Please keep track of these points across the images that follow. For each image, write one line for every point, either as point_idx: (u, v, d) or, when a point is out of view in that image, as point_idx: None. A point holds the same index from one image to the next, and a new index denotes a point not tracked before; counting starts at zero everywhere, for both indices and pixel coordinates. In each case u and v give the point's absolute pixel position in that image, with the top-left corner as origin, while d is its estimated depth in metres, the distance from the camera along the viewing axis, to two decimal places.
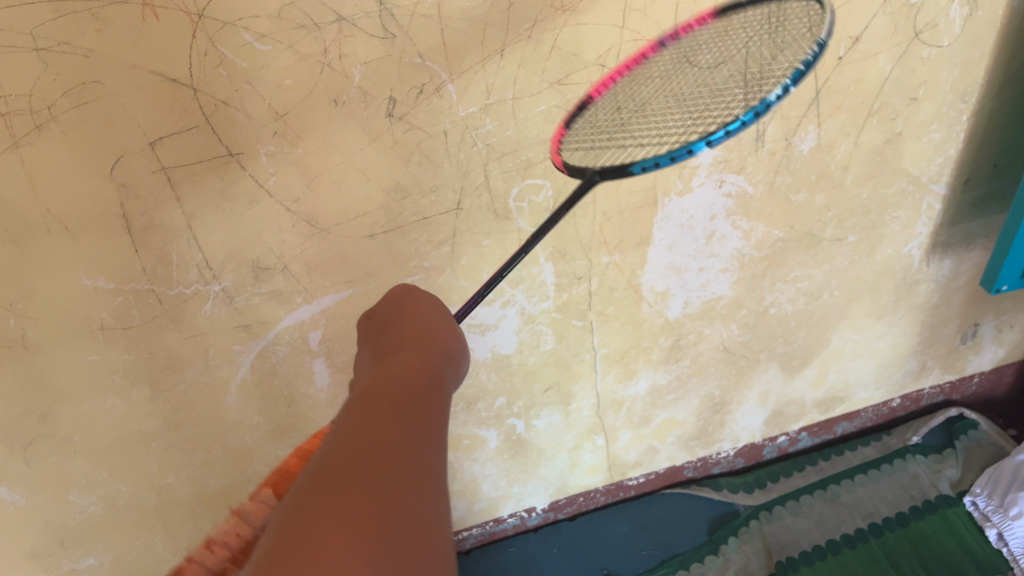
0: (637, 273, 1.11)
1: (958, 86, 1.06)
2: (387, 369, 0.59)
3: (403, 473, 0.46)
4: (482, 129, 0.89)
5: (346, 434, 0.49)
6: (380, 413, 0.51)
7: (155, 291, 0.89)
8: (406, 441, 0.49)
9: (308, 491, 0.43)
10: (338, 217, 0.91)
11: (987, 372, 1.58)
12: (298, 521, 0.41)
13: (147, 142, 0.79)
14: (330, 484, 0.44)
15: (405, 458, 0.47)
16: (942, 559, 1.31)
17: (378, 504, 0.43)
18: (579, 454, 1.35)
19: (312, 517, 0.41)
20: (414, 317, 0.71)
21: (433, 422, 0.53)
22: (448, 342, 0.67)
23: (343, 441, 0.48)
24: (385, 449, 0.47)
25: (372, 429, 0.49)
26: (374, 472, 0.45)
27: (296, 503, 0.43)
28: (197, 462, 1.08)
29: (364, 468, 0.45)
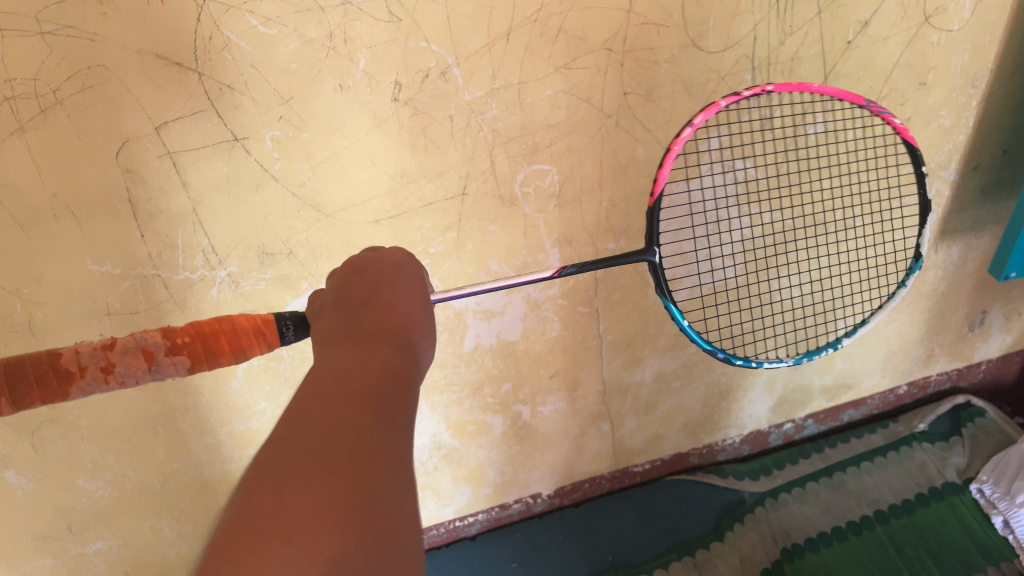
0: (643, 260, 1.10)
1: (967, 71, 1.05)
2: (357, 352, 0.55)
3: (366, 460, 0.44)
4: (488, 114, 0.88)
5: (310, 418, 0.46)
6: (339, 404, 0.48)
7: (161, 276, 0.89)
8: (371, 428, 0.46)
9: (265, 478, 0.41)
10: (344, 202, 0.91)
11: (994, 360, 1.58)
12: (252, 514, 0.39)
13: (152, 127, 0.78)
14: (288, 472, 0.42)
15: (369, 446, 0.45)
16: (949, 546, 1.31)
17: (338, 495, 0.41)
18: (585, 441, 1.35)
19: (266, 509, 0.39)
20: (389, 288, 0.66)
21: (400, 412, 0.50)
22: (426, 321, 0.64)
23: (305, 426, 0.45)
24: (348, 436, 0.45)
25: (336, 415, 0.47)
26: (335, 461, 0.43)
27: (240, 501, 0.40)
28: (204, 448, 1.08)
29: (326, 456, 0.43)
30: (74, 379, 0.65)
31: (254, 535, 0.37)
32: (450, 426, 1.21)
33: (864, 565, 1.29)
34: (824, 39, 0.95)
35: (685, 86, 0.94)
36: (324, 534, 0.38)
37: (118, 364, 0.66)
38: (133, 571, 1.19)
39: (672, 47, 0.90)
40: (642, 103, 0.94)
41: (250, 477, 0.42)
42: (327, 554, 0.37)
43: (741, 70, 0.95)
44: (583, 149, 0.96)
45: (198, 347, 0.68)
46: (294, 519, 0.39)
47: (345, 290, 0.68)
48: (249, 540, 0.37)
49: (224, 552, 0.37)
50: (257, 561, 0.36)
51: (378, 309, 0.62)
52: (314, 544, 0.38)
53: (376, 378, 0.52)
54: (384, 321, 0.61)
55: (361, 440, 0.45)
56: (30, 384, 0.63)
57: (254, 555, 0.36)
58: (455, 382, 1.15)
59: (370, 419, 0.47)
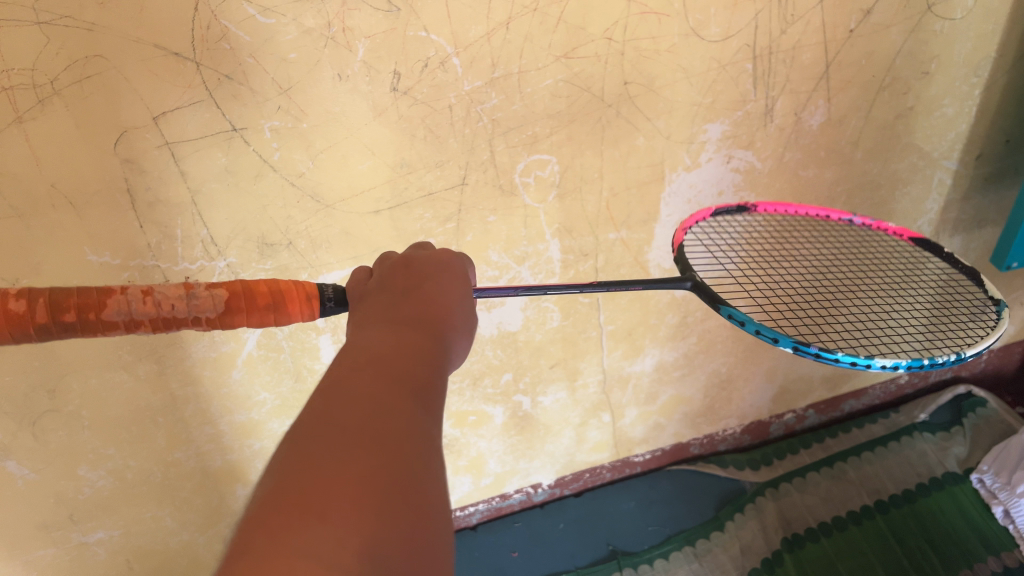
0: (644, 250, 1.11)
1: (970, 59, 1.04)
2: (391, 336, 0.54)
3: (402, 447, 0.43)
4: (487, 104, 0.88)
5: (348, 396, 0.46)
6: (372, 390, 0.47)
7: (161, 267, 0.89)
8: (409, 414, 0.46)
9: (301, 453, 0.41)
10: (343, 192, 0.91)
11: (996, 350, 1.58)
12: (288, 492, 0.38)
13: (151, 117, 0.78)
14: (325, 450, 0.41)
15: (405, 432, 0.44)
16: (949, 536, 1.30)
17: (373, 480, 0.40)
18: (586, 431, 1.35)
19: (302, 488, 0.39)
20: (428, 275, 0.65)
21: (432, 402, 0.49)
22: (469, 311, 0.63)
23: (343, 404, 0.45)
24: (380, 422, 0.44)
25: (373, 400, 0.46)
26: (372, 445, 0.42)
27: (271, 479, 0.40)
28: (205, 438, 1.08)
29: (364, 439, 0.42)
30: (112, 294, 0.64)
31: (289, 516, 0.37)
32: (450, 416, 1.21)
33: (864, 554, 1.29)
34: (826, 27, 0.94)
35: (686, 75, 0.94)
36: (357, 522, 0.38)
37: (157, 287, 0.66)
38: (135, 559, 1.20)
39: (673, 36, 0.89)
40: (643, 92, 0.93)
41: (284, 452, 0.42)
42: (358, 544, 0.37)
43: (743, 58, 0.94)
44: (583, 139, 0.95)
45: (239, 286, 0.69)
46: (329, 504, 0.38)
47: (390, 274, 0.66)
48: (281, 525, 0.36)
49: (253, 536, 0.36)
50: (290, 544, 0.36)
51: (422, 297, 0.61)
52: (347, 531, 0.37)
53: (416, 364, 0.51)
54: (428, 306, 0.60)
55: (397, 425, 0.44)
56: (71, 293, 0.63)
57: (288, 538, 0.36)
58: (455, 371, 1.14)
59: (407, 405, 0.47)
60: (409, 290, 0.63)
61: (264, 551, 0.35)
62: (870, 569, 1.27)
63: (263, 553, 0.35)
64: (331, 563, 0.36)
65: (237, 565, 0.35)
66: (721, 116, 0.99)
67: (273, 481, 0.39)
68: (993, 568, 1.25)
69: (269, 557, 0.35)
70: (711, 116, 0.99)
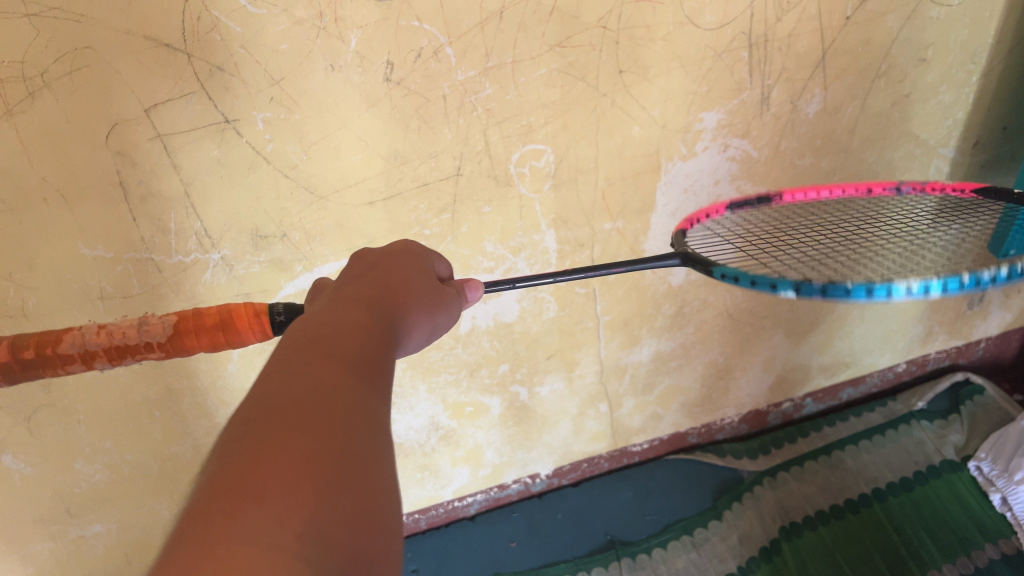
0: (640, 240, 1.10)
1: (967, 46, 1.04)
2: (339, 315, 0.55)
3: (346, 426, 0.43)
4: (481, 94, 0.87)
5: (292, 381, 0.46)
6: (323, 366, 0.47)
7: (155, 260, 0.89)
8: (351, 396, 0.46)
9: (239, 434, 0.40)
10: (337, 183, 0.90)
11: (994, 337, 1.57)
12: (226, 472, 0.38)
13: (142, 109, 0.78)
14: (271, 430, 0.41)
15: (344, 411, 0.44)
16: (947, 524, 1.31)
17: (313, 458, 0.40)
18: (583, 421, 1.35)
19: (243, 468, 0.38)
20: (385, 265, 0.66)
21: (382, 381, 0.50)
22: (419, 293, 0.64)
23: (283, 387, 0.45)
24: (328, 399, 0.45)
25: (322, 380, 0.46)
26: (319, 422, 0.43)
27: (223, 448, 0.40)
28: (200, 431, 1.08)
29: (306, 420, 0.42)
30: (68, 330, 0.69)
31: (227, 496, 0.37)
32: (447, 407, 1.21)
33: (862, 543, 1.29)
34: (822, 14, 0.94)
35: (681, 63, 0.93)
36: (297, 499, 0.38)
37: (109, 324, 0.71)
38: (134, 553, 1.20)
39: (668, 24, 0.89)
40: (638, 81, 0.93)
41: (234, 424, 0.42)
42: (299, 521, 0.37)
43: (738, 46, 0.94)
44: (579, 129, 0.95)
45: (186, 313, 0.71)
46: (269, 480, 0.38)
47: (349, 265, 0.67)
48: (230, 500, 0.37)
49: (204, 512, 0.36)
50: (231, 523, 0.36)
51: (372, 284, 0.62)
52: (287, 508, 0.37)
53: (359, 343, 0.51)
54: (374, 290, 0.60)
55: (338, 405, 0.44)
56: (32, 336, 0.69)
57: (228, 517, 0.36)
58: (452, 363, 1.14)
59: (348, 384, 0.47)
60: (357, 278, 0.63)
61: (204, 532, 0.35)
62: (868, 557, 1.27)
63: (201, 534, 0.35)
64: (271, 539, 0.36)
65: (179, 545, 0.34)
66: (717, 105, 0.99)
67: (211, 465, 0.39)
68: (991, 555, 1.25)
69: (217, 529, 0.35)
70: (707, 105, 0.98)
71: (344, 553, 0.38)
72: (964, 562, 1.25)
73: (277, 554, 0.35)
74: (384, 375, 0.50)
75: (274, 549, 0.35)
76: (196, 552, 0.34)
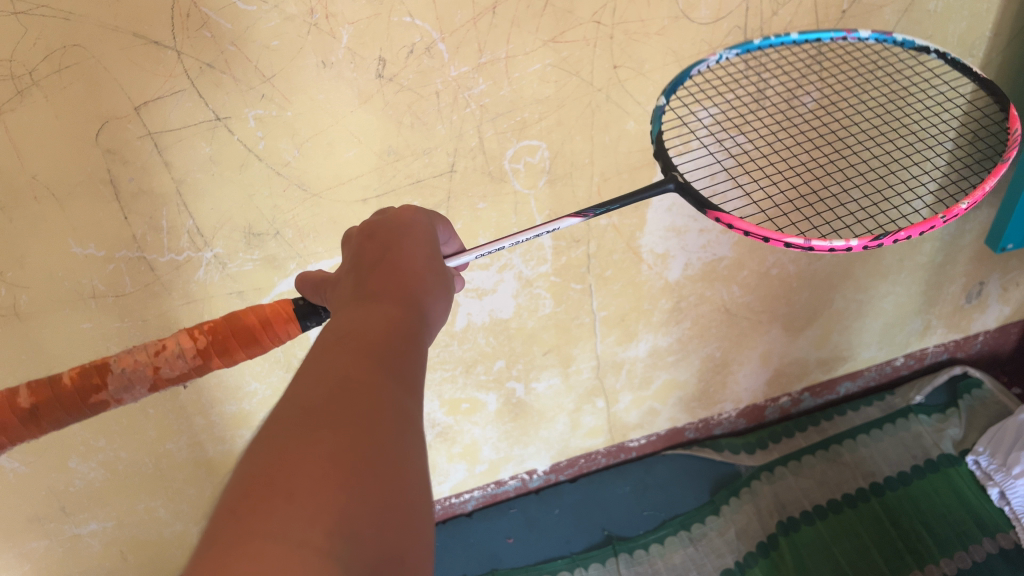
0: (636, 236, 1.09)
1: (964, 39, 1.03)
2: (361, 309, 0.54)
3: (373, 417, 0.43)
4: (475, 90, 0.87)
5: (317, 379, 0.45)
6: (349, 359, 0.47)
7: (147, 259, 0.88)
8: (376, 387, 0.45)
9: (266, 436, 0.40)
10: (329, 180, 0.90)
11: (993, 330, 1.57)
12: (256, 472, 0.38)
13: (133, 106, 0.77)
14: (298, 428, 0.41)
15: (369, 403, 0.44)
16: (944, 517, 1.31)
17: (341, 453, 0.40)
18: (580, 416, 1.35)
19: (268, 467, 0.38)
20: (407, 242, 0.64)
21: (409, 371, 0.49)
22: (441, 275, 0.63)
23: (310, 386, 0.44)
24: (354, 392, 0.44)
25: (347, 374, 0.46)
26: (344, 415, 0.42)
27: (255, 449, 0.40)
28: (194, 429, 1.07)
29: (332, 415, 0.42)
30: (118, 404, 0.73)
31: (256, 495, 0.37)
32: (444, 404, 1.21)
33: (859, 537, 1.29)
34: (818, 8, 0.93)
35: (676, 58, 0.92)
36: (325, 495, 0.37)
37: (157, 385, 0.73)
38: (130, 550, 1.20)
39: (663, 19, 0.88)
40: (633, 76, 0.92)
41: (263, 428, 0.42)
42: (328, 519, 0.37)
43: (734, 41, 0.93)
44: (573, 124, 0.94)
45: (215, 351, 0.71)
46: (298, 477, 0.38)
47: (363, 249, 0.66)
48: (257, 501, 0.37)
49: (232, 514, 0.36)
50: (258, 523, 0.36)
51: (391, 267, 0.60)
52: (317, 504, 0.37)
53: (384, 335, 0.50)
54: (397, 277, 0.59)
55: (365, 397, 0.44)
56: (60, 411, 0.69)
57: (255, 518, 0.36)
58: (448, 360, 1.14)
59: (375, 376, 0.46)
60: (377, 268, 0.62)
61: (234, 535, 0.35)
62: (866, 552, 1.27)
63: (231, 535, 0.35)
64: (300, 538, 0.35)
65: (209, 550, 0.35)
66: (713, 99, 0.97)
67: (242, 467, 0.39)
68: (989, 550, 1.25)
69: (247, 531, 0.35)
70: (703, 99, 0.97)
71: (376, 546, 0.37)
72: (961, 556, 1.25)
73: (308, 551, 0.35)
74: (412, 366, 0.49)
75: (304, 549, 0.35)
76: (228, 554, 0.34)
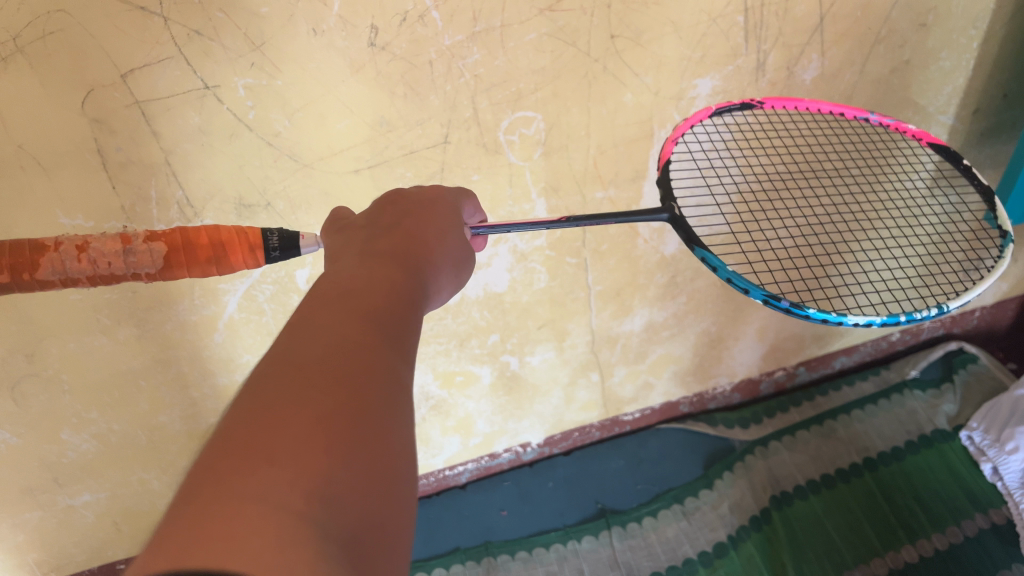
0: (632, 209, 1.08)
1: (968, 11, 1.01)
2: (360, 269, 0.54)
3: (362, 382, 0.42)
4: (469, 59, 0.85)
5: (310, 336, 0.44)
6: (343, 319, 0.46)
7: (136, 230, 0.87)
8: (367, 351, 0.44)
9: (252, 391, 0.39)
10: (321, 151, 0.88)
11: (989, 307, 1.57)
12: (235, 430, 0.37)
13: (119, 74, 0.75)
14: (285, 387, 0.40)
15: (359, 367, 0.43)
16: (936, 493, 1.31)
17: (327, 416, 0.39)
18: (574, 390, 1.35)
19: (251, 423, 0.37)
20: (413, 213, 0.64)
21: (402, 339, 0.48)
22: (443, 241, 0.62)
23: (302, 343, 0.44)
24: (347, 355, 0.43)
25: (340, 335, 0.45)
26: (335, 378, 0.41)
27: (241, 403, 0.39)
28: (188, 401, 1.05)
29: (322, 377, 0.41)
30: (46, 252, 0.63)
31: (236, 454, 0.35)
32: (437, 376, 1.20)
33: (852, 512, 1.30)
34: None
35: (675, 29, 0.90)
36: (307, 459, 0.36)
37: (93, 243, 0.65)
38: (124, 522, 1.18)
39: None
40: (630, 46, 0.90)
41: (251, 383, 0.41)
42: (309, 481, 0.35)
43: (734, 11, 0.91)
44: (570, 95, 0.92)
45: (178, 240, 0.67)
46: (281, 438, 0.37)
47: (374, 212, 0.66)
48: (237, 457, 0.35)
49: (211, 469, 0.35)
50: (237, 480, 0.34)
51: (396, 234, 0.60)
52: (298, 465, 0.36)
53: (381, 298, 0.50)
54: (399, 242, 0.59)
55: (355, 363, 0.43)
56: (2, 252, 0.62)
57: (233, 477, 0.34)
58: (442, 333, 1.13)
59: (369, 341, 0.45)
60: (378, 229, 0.62)
61: (212, 488, 0.34)
62: (859, 526, 1.28)
63: (207, 491, 0.33)
64: (279, 498, 0.34)
65: (184, 504, 0.33)
66: (711, 71, 0.96)
67: (223, 422, 0.38)
68: (981, 525, 1.26)
69: (224, 488, 0.34)
70: (700, 71, 0.96)
71: (355, 517, 0.36)
72: (953, 531, 1.26)
73: (288, 514, 0.33)
74: (405, 334, 0.49)
75: (283, 509, 0.33)
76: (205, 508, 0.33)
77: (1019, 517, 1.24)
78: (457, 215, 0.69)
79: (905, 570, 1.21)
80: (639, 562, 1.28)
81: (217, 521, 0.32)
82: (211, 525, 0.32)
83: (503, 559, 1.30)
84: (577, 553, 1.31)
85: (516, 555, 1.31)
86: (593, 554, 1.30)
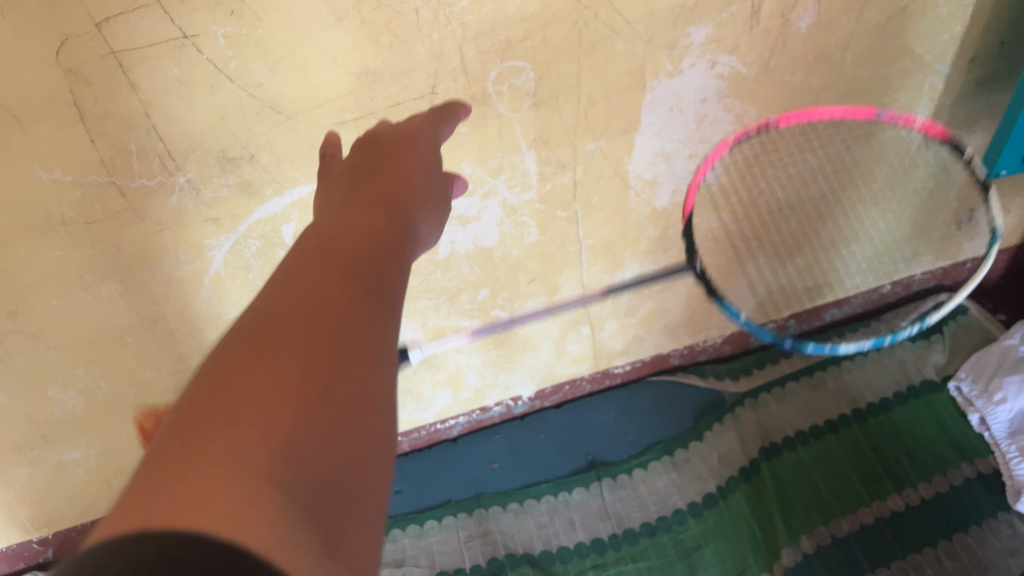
0: (624, 160, 1.07)
1: None
2: (343, 219, 0.53)
3: (339, 335, 0.41)
4: (456, 7, 0.83)
5: (287, 291, 0.43)
6: (321, 272, 0.45)
7: (117, 185, 0.85)
8: (343, 302, 0.43)
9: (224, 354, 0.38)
10: (305, 103, 0.86)
11: (981, 258, 1.57)
12: (208, 389, 0.36)
13: (94, 23, 0.73)
14: (261, 344, 0.39)
15: (334, 318, 0.42)
16: (924, 443, 1.32)
17: (304, 369, 0.38)
18: (565, 344, 1.34)
19: (224, 383, 0.36)
20: (400, 163, 0.63)
21: (385, 291, 0.47)
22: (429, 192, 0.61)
23: (279, 298, 0.43)
24: (323, 306, 0.42)
25: (317, 288, 0.44)
26: (310, 330, 0.40)
27: (214, 363, 0.38)
28: (176, 357, 1.04)
29: (297, 331, 0.40)
30: None
31: (205, 414, 0.34)
32: (428, 332, 1.19)
33: (841, 462, 1.31)
34: None
35: None
36: (278, 414, 0.35)
37: None
38: (116, 478, 1.17)
39: None
40: None
41: (227, 341, 0.40)
42: (281, 435, 0.34)
43: None
44: (560, 44, 0.90)
45: None
46: (253, 396, 0.35)
47: (365, 161, 0.65)
48: (207, 419, 0.34)
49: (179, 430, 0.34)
50: (207, 441, 0.33)
51: (381, 184, 0.59)
52: (268, 421, 0.34)
53: (358, 251, 0.49)
54: (383, 191, 0.58)
55: (332, 314, 0.42)
56: None
57: (202, 437, 0.33)
58: (431, 289, 1.13)
59: (345, 292, 0.44)
60: (365, 178, 0.61)
61: (181, 447, 0.33)
62: (847, 476, 1.29)
63: (176, 452, 0.33)
64: (249, 458, 0.33)
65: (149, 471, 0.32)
66: (705, 19, 0.94)
67: (195, 381, 0.37)
68: (967, 474, 1.28)
69: (193, 451, 0.33)
70: (694, 19, 0.94)
71: (330, 469, 0.35)
72: (940, 480, 1.27)
73: (258, 475, 0.32)
74: (390, 287, 0.48)
75: (256, 470, 0.32)
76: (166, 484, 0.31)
77: (1005, 467, 1.26)
78: (439, 154, 0.67)
79: (893, 519, 1.23)
80: (628, 512, 1.30)
81: (184, 483, 0.31)
82: (175, 488, 0.30)
83: (494, 510, 1.30)
84: (568, 505, 1.31)
85: (508, 507, 1.31)
86: (582, 505, 1.31)
